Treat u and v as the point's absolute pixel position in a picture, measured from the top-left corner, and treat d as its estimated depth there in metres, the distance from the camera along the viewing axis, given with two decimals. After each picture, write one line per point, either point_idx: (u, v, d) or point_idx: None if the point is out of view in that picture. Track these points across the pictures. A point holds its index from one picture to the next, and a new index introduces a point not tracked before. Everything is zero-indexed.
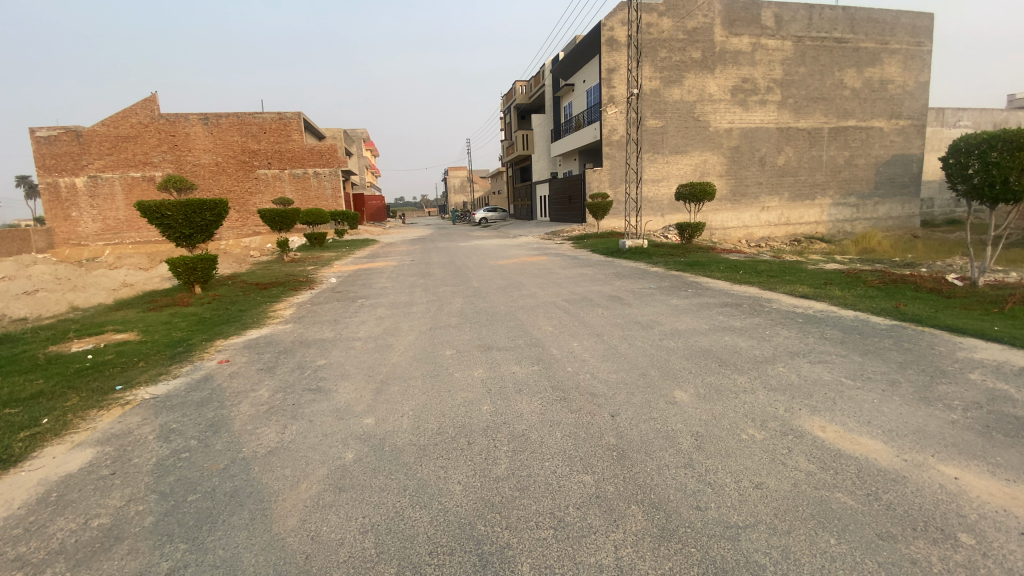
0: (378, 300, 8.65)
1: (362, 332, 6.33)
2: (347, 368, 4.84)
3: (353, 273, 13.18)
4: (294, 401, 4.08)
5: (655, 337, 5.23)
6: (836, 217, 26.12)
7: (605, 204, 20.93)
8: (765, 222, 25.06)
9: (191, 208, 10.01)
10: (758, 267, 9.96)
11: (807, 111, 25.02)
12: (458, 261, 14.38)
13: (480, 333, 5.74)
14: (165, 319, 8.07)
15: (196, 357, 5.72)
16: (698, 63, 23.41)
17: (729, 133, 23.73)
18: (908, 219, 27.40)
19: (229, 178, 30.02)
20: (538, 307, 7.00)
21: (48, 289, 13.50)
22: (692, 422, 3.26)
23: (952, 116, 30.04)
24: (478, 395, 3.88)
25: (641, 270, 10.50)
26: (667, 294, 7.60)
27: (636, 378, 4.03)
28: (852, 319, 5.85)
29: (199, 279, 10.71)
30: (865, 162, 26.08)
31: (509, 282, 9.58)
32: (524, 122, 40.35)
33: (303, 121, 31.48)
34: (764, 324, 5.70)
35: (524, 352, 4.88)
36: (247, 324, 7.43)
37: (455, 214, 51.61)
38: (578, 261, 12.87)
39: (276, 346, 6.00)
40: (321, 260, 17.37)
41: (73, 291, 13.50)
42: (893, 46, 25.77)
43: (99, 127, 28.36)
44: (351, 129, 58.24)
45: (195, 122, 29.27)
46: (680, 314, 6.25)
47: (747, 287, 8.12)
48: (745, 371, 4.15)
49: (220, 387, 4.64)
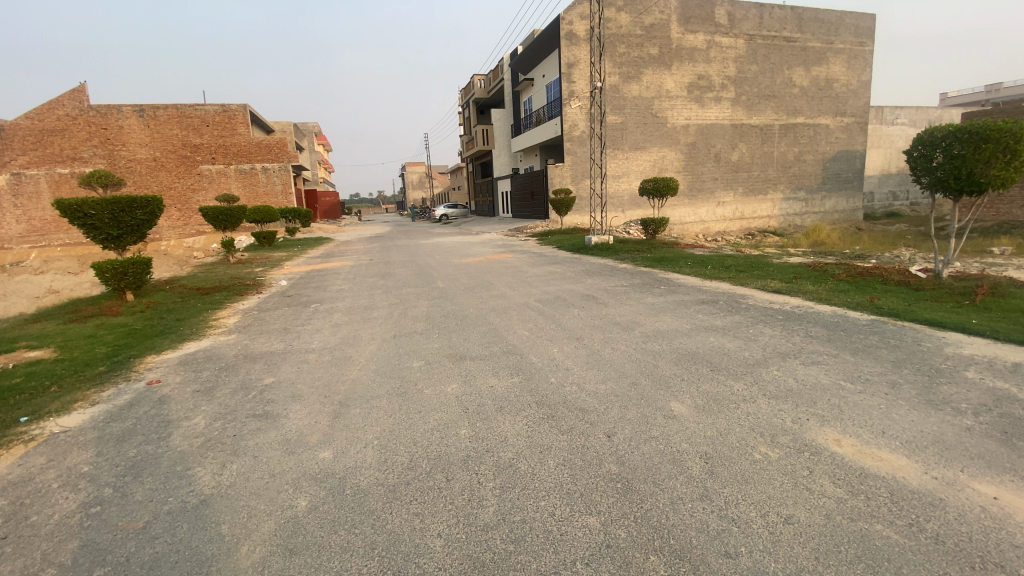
0: (334, 305, 7.97)
1: (316, 343, 5.70)
2: (299, 387, 4.25)
3: (305, 274, 12.33)
4: (235, 432, 3.48)
5: (637, 340, 4.88)
6: (787, 211, 26.97)
7: (568, 200, 20.71)
8: (721, 217, 25.80)
9: (120, 206, 9.02)
10: (726, 262, 9.86)
11: (760, 108, 25.58)
12: (419, 260, 13.74)
13: (450, 341, 5.24)
14: (90, 332, 7.12)
15: (122, 378, 4.93)
16: (656, 59, 23.51)
17: (687, 129, 24.43)
18: (852, 212, 28.62)
19: (169, 175, 28.02)
20: (510, 309, 6.56)
21: None
22: (697, 440, 2.91)
23: (890, 115, 31.61)
24: (453, 416, 3.41)
25: (610, 266, 10.23)
26: (641, 292, 7.31)
27: (625, 389, 3.66)
28: (831, 315, 5.71)
29: (131, 285, 9.68)
30: (813, 158, 26.98)
31: (476, 282, 9.09)
32: (482, 117, 39.74)
33: (249, 113, 29.76)
34: (746, 322, 5.45)
35: (500, 362, 4.43)
36: (186, 336, 6.61)
37: (414, 211, 50.54)
38: (544, 258, 12.51)
39: (217, 362, 5.29)
40: (272, 261, 16.34)
41: None
42: (838, 46, 26.75)
43: (20, 120, 25.85)
44: (302, 123, 55.93)
45: (129, 114, 27.12)
46: (659, 313, 5.95)
47: (718, 282, 7.95)
48: (740, 377, 3.85)
49: (147, 416, 3.96)
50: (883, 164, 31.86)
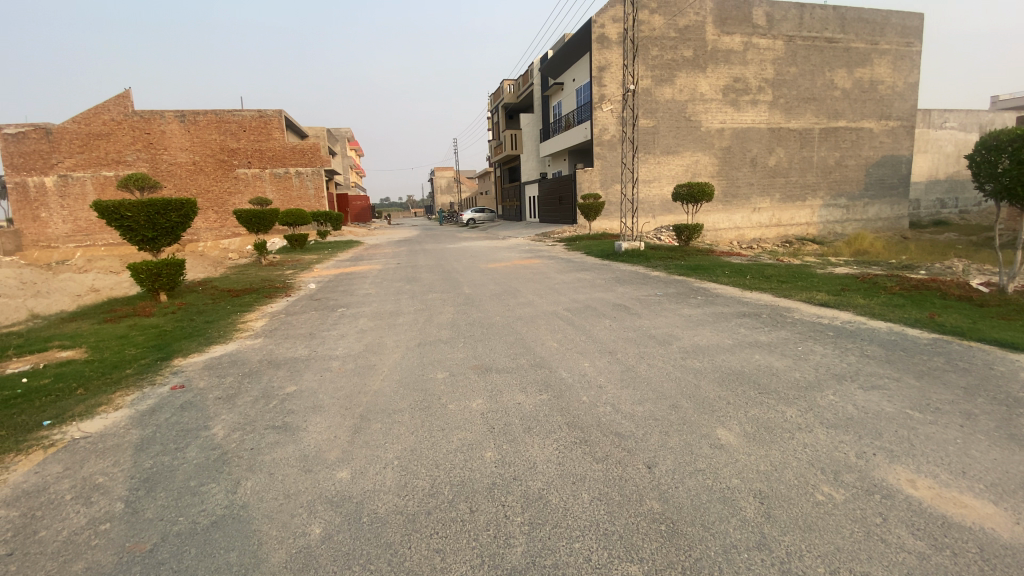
0: (360, 310, 7.88)
1: (341, 350, 5.57)
2: (322, 396, 4.12)
3: (334, 278, 12.36)
4: (253, 444, 3.34)
5: (675, 356, 4.57)
6: (827, 218, 25.92)
7: (597, 205, 20.35)
8: (757, 224, 24.96)
9: (155, 208, 9.17)
10: (766, 272, 9.40)
11: (798, 112, 24.71)
12: (446, 265, 13.64)
13: (476, 351, 5.03)
14: (122, 333, 7.20)
15: (148, 382, 4.90)
16: (690, 61, 22.98)
17: (721, 133, 23.75)
18: (897, 220, 27.31)
19: (207, 178, 28.86)
20: (538, 318, 6.32)
21: (8, 295, 12.55)
22: (748, 475, 2.61)
23: (938, 118, 30.12)
24: (478, 436, 3.18)
25: (641, 274, 9.87)
26: (676, 302, 6.97)
27: (665, 412, 3.37)
28: (888, 332, 5.26)
29: (165, 286, 9.84)
30: (855, 162, 25.88)
31: (503, 288, 8.88)
32: (511, 121, 39.72)
33: (284, 119, 30.44)
34: (793, 338, 5.08)
35: (528, 376, 4.19)
36: (213, 339, 6.60)
37: (442, 215, 50.87)
38: (572, 264, 12.22)
39: (240, 367, 5.21)
40: (302, 263, 16.51)
41: (35, 297, 12.54)
42: (882, 47, 25.64)
43: (70, 124, 27.01)
44: (335, 128, 57.08)
45: (171, 120, 28.06)
46: (697, 326, 5.61)
47: (759, 293, 7.54)
48: (792, 402, 3.52)
49: (167, 424, 3.86)
50: (930, 170, 30.37)
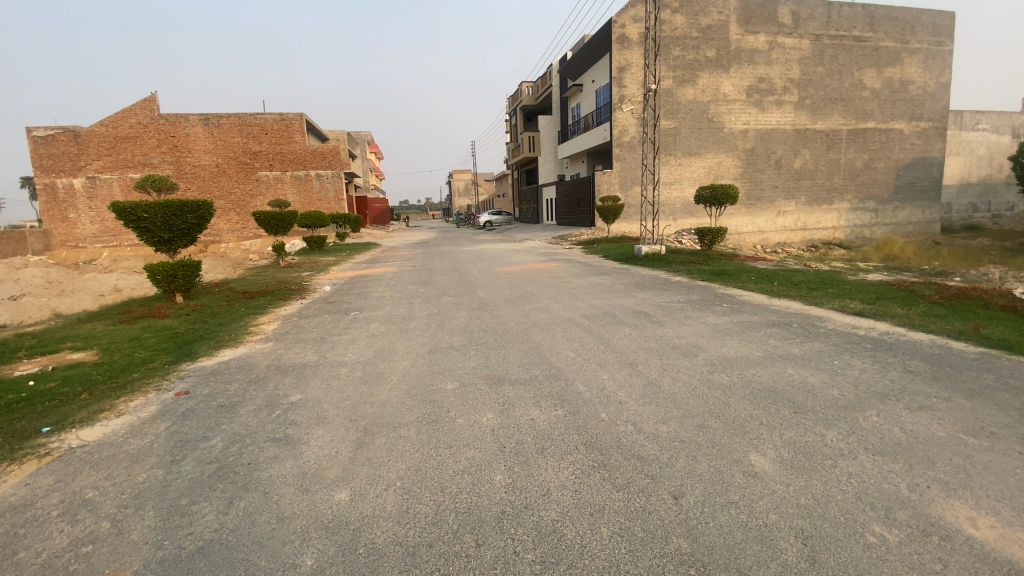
0: (373, 314, 7.73)
1: (350, 356, 5.40)
2: (327, 406, 3.94)
3: (349, 280, 12.29)
4: (250, 459, 3.16)
5: (700, 369, 4.29)
6: (855, 222, 25.10)
7: (616, 207, 20.00)
8: (781, 227, 24.29)
9: (171, 210, 9.18)
10: (794, 278, 8.99)
11: (825, 112, 24.01)
12: (462, 268, 13.47)
13: (488, 360, 4.80)
14: (134, 335, 7.16)
15: (153, 387, 4.79)
16: (713, 61, 22.49)
17: (745, 135, 23.18)
18: (928, 224, 26.33)
19: (229, 180, 29.29)
20: (554, 325, 6.06)
21: (34, 294, 12.76)
22: (787, 510, 2.33)
23: (972, 119, 29.02)
24: (487, 457, 2.94)
25: (662, 279, 9.55)
26: (700, 309, 6.65)
27: (691, 434, 3.10)
28: (930, 345, 4.87)
29: (181, 288, 9.86)
30: (885, 165, 25.02)
31: (519, 292, 8.66)
32: (529, 123, 39.54)
33: (305, 122, 30.76)
34: (828, 351, 4.75)
35: (543, 389, 3.94)
36: (224, 343, 6.50)
37: (460, 217, 50.94)
38: (590, 268, 11.92)
39: (247, 373, 5.06)
40: (319, 265, 16.52)
41: (59, 296, 12.71)
42: (914, 46, 24.79)
43: (98, 127, 27.66)
44: (355, 132, 57.77)
45: (195, 123, 28.55)
46: (723, 336, 5.30)
47: (787, 301, 7.17)
48: (832, 424, 3.21)
49: (167, 434, 3.72)
50: (964, 173, 29.28)
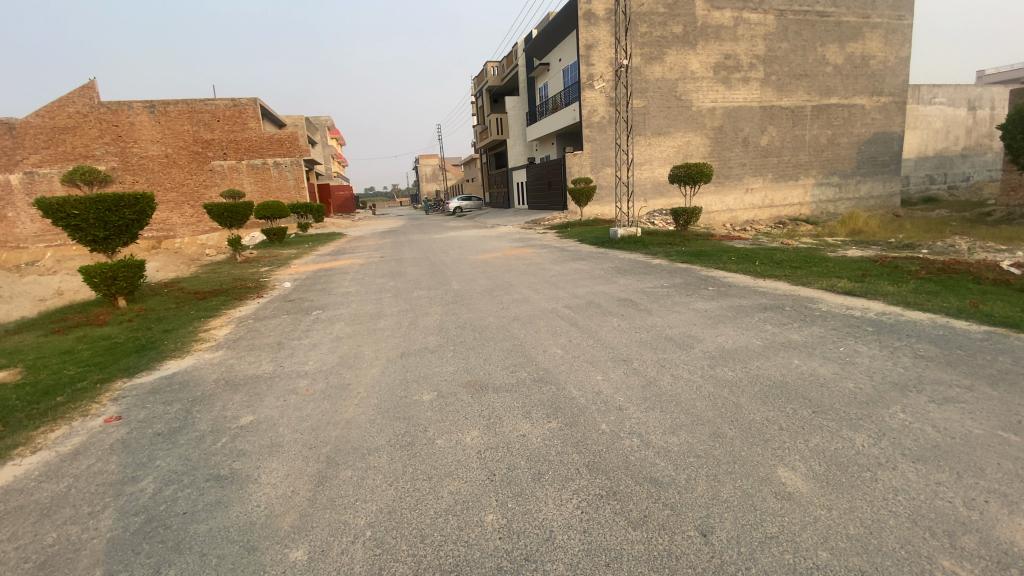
0: (337, 313, 7.11)
1: (311, 365, 4.81)
2: (283, 429, 3.40)
3: (312, 274, 11.54)
4: (188, 506, 2.62)
5: (702, 363, 3.90)
6: (819, 197, 25.41)
7: (588, 190, 19.62)
8: (749, 205, 24.41)
9: (105, 205, 8.25)
10: (775, 256, 8.78)
11: (790, 89, 24.08)
12: (432, 257, 12.85)
13: (468, 363, 4.31)
14: (67, 347, 6.37)
15: (79, 414, 4.11)
16: (679, 38, 22.16)
17: (713, 113, 23.04)
18: (889, 198, 26.96)
19: (181, 171, 27.54)
20: (536, 319, 5.60)
21: None
22: (838, 545, 1.96)
23: (927, 93, 29.69)
24: (476, 489, 2.48)
25: (642, 263, 9.20)
26: (688, 294, 6.31)
27: (707, 447, 2.70)
28: (934, 326, 4.63)
29: (124, 290, 8.97)
30: (848, 140, 25.38)
31: (495, 282, 8.17)
32: (495, 105, 38.62)
33: (260, 107, 29.12)
34: (831, 337, 4.47)
35: (531, 397, 3.48)
36: (169, 354, 5.77)
37: (427, 204, 49.74)
38: (566, 253, 11.47)
39: (191, 391, 4.41)
40: (279, 259, 15.57)
41: None
42: (874, 21, 25.05)
43: (33, 118, 25.47)
44: (314, 118, 55.50)
45: (140, 111, 26.62)
46: (717, 324, 4.93)
47: (775, 282, 6.91)
48: (858, 427, 2.88)
49: (86, 473, 3.09)
50: (919, 147, 30.07)
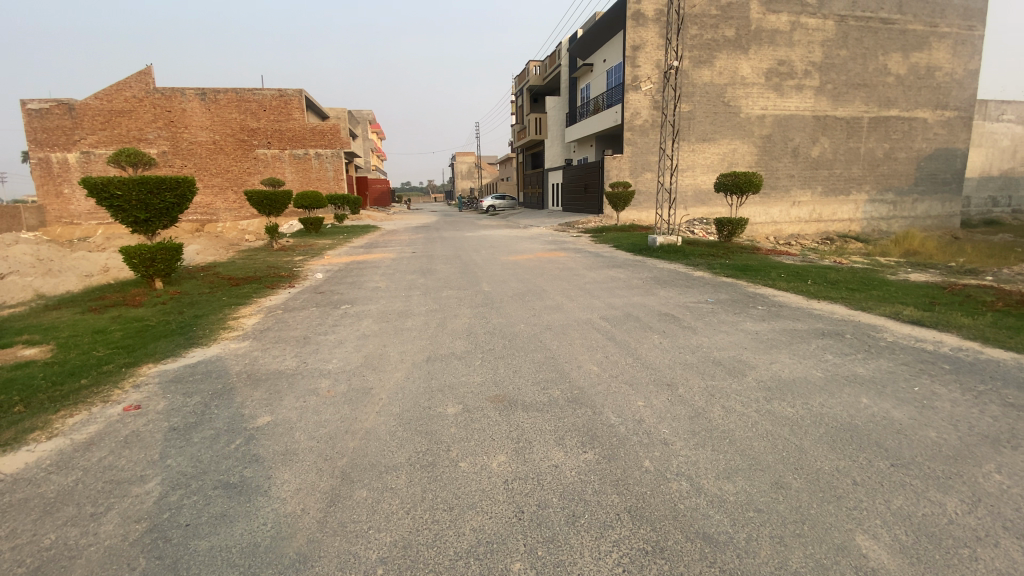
0: (365, 308, 6.95)
1: (335, 364, 4.62)
2: (299, 435, 3.20)
3: (344, 267, 11.51)
4: (192, 517, 2.42)
5: (756, 396, 3.52)
6: (871, 214, 24.13)
7: (626, 194, 19.11)
8: (795, 219, 23.37)
9: (148, 187, 8.35)
10: (829, 276, 8.20)
11: (847, 98, 22.93)
12: (464, 256, 12.67)
13: (496, 375, 4.03)
14: (100, 327, 6.41)
15: (100, 399, 4.03)
16: (731, 42, 21.35)
17: (762, 121, 22.13)
18: (947, 218, 25.39)
19: (226, 158, 28.30)
20: (570, 329, 5.29)
21: (22, 272, 12.03)
22: None
23: (996, 110, 27.84)
24: (502, 528, 2.21)
25: (683, 275, 8.75)
26: (735, 313, 5.88)
27: (769, 500, 2.35)
28: (1022, 369, 4.11)
29: (161, 272, 9.07)
30: (906, 155, 23.99)
31: (528, 287, 7.87)
32: (535, 105, 38.31)
33: (305, 99, 29.67)
34: (903, 373, 4.00)
35: (565, 420, 3.18)
36: (195, 341, 5.71)
37: (462, 201, 49.90)
38: (602, 260, 11.09)
39: (213, 383, 4.29)
40: (314, 249, 15.68)
41: (46, 275, 12.00)
42: (942, 30, 23.63)
43: (92, 101, 26.59)
44: (357, 111, 56.45)
45: (192, 98, 27.48)
46: (770, 350, 4.51)
47: (830, 304, 6.40)
48: (948, 488, 2.47)
49: (96, 467, 2.96)
50: (983, 166, 28.23)
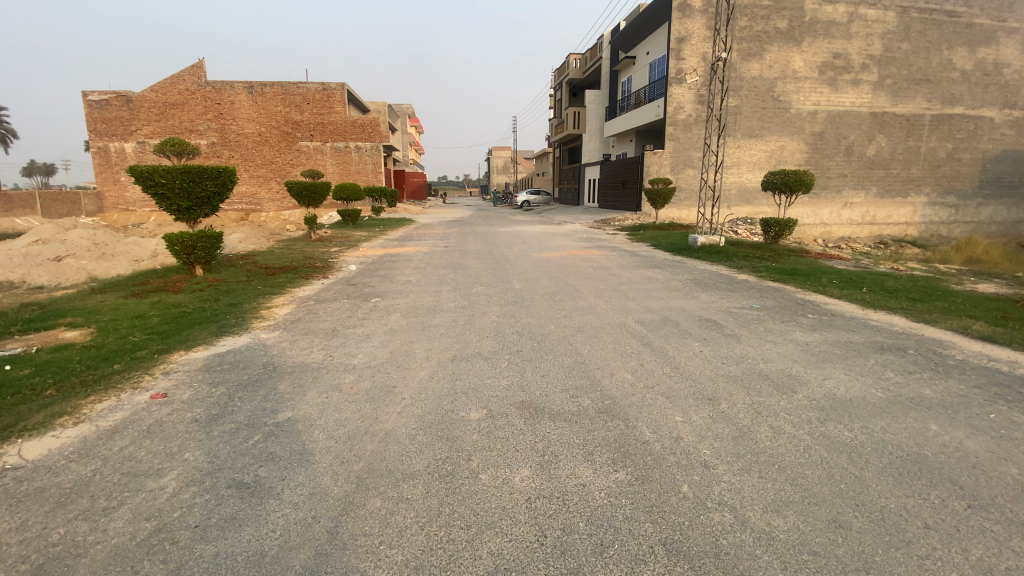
0: (395, 302, 6.88)
1: (360, 359, 4.53)
2: (317, 434, 3.10)
3: (377, 259, 11.56)
4: (201, 518, 2.33)
5: (808, 416, 3.21)
6: (930, 218, 22.61)
7: (666, 191, 18.53)
8: (846, 221, 22.18)
9: (190, 176, 8.52)
10: (886, 284, 7.61)
11: (907, 94, 21.53)
12: (496, 251, 12.51)
13: (523, 379, 3.83)
14: (139, 312, 6.57)
15: (129, 385, 4.07)
16: (783, 33, 20.32)
17: (813, 117, 21.04)
18: (1015, 225, 23.55)
19: (270, 150, 29.08)
20: (604, 332, 5.04)
21: (78, 255, 12.61)
22: None
23: None
24: (522, 554, 2.02)
25: (725, 277, 8.33)
26: (783, 321, 5.49)
27: (825, 541, 2.09)
28: None
29: (201, 260, 9.28)
30: (971, 156, 22.33)
31: (560, 285, 7.62)
32: (574, 99, 37.75)
33: (347, 93, 30.12)
34: (977, 398, 3.57)
35: (596, 433, 2.95)
36: (228, 329, 5.75)
37: (497, 196, 49.86)
38: (638, 259, 10.73)
39: (239, 374, 4.26)
40: (349, 240, 15.85)
41: (100, 259, 12.54)
42: (1014, 23, 21.90)
43: (148, 93, 27.75)
44: (396, 106, 57.24)
45: (240, 91, 28.32)
46: (822, 365, 4.16)
47: (888, 315, 5.89)
48: None
49: (116, 458, 2.94)
50: None
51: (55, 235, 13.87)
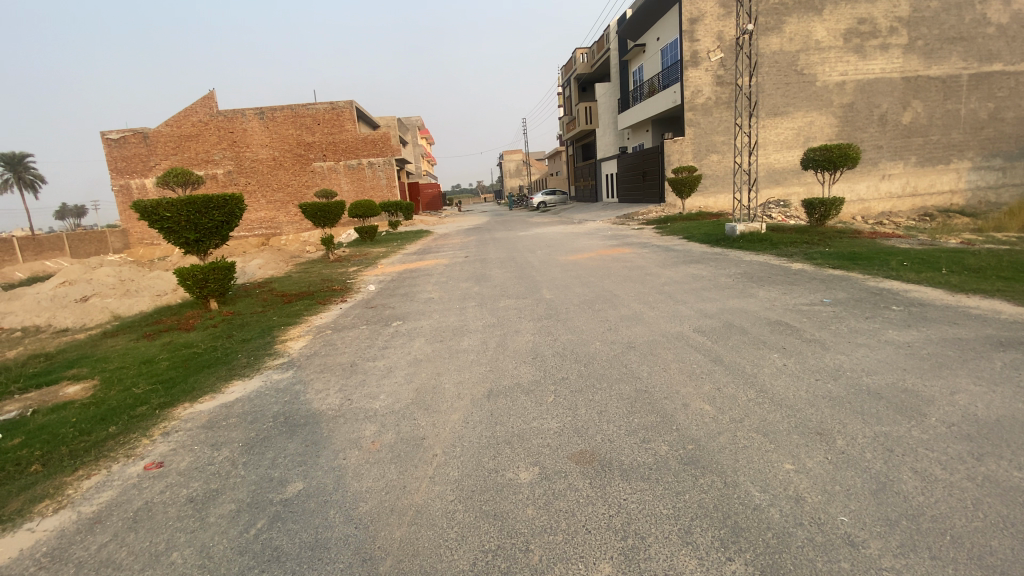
0: (417, 325, 6.30)
1: (382, 402, 3.92)
2: (334, 514, 2.49)
3: (397, 276, 11.07)
4: None
5: (961, 453, 2.46)
6: (977, 183, 21.02)
7: (691, 179, 17.60)
8: (885, 194, 20.82)
9: (197, 207, 8.13)
10: (968, 263, 6.66)
11: (941, 55, 20.24)
12: (519, 257, 11.89)
13: (577, 420, 3.14)
14: (146, 357, 6.10)
15: (124, 453, 3.54)
16: (802, 4, 19.26)
17: (841, 88, 19.82)
18: None
19: (285, 173, 29.11)
20: (660, 348, 4.34)
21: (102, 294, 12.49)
22: None
23: None
24: None
25: (778, 268, 7.51)
26: (868, 318, 4.69)
27: None
28: None
29: (215, 293, 8.87)
30: (1016, 115, 20.76)
31: (596, 292, 6.93)
32: (584, 95, 36.98)
33: (356, 110, 29.93)
34: None
35: (687, 498, 2.27)
36: (239, 371, 5.22)
37: (513, 199, 49.17)
38: (673, 254, 9.99)
39: (246, 431, 3.69)
40: (369, 258, 15.44)
41: (123, 296, 12.39)
42: None
43: (164, 128, 28.11)
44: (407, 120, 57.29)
45: (252, 117, 28.46)
46: (943, 374, 3.37)
47: (989, 301, 5.01)
48: None
49: (91, 563, 2.37)
50: None
51: (81, 275, 13.84)
